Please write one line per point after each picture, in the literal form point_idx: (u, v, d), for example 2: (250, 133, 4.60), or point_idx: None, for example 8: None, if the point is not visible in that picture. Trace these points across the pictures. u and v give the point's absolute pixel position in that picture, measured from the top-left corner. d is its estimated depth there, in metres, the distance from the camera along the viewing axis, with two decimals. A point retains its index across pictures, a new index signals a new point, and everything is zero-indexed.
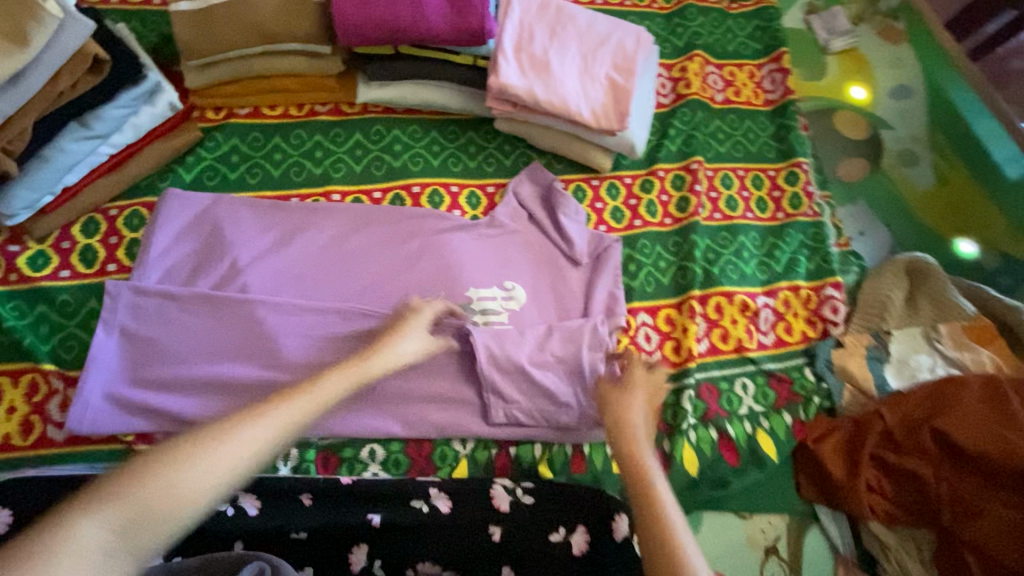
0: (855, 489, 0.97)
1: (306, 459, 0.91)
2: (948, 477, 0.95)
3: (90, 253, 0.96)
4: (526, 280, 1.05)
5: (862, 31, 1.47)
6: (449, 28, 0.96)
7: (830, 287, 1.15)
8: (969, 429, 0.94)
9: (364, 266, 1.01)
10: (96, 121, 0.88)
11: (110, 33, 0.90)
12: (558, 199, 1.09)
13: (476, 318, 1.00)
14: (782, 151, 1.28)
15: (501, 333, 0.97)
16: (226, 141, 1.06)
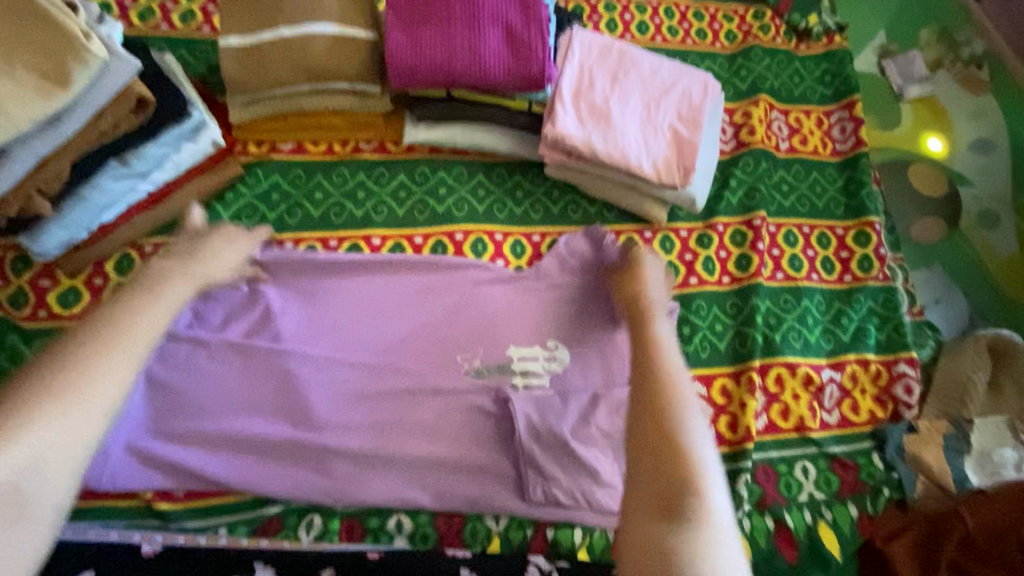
0: None
1: (329, 529, 0.85)
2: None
3: None
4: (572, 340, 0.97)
5: (941, 77, 1.36)
6: (507, 75, 0.90)
7: (903, 364, 1.05)
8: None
9: (399, 321, 0.95)
10: (136, 160, 0.84)
11: (157, 66, 0.87)
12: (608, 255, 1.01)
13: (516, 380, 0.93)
14: (851, 208, 1.18)
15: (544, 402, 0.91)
16: (267, 178, 1.02)
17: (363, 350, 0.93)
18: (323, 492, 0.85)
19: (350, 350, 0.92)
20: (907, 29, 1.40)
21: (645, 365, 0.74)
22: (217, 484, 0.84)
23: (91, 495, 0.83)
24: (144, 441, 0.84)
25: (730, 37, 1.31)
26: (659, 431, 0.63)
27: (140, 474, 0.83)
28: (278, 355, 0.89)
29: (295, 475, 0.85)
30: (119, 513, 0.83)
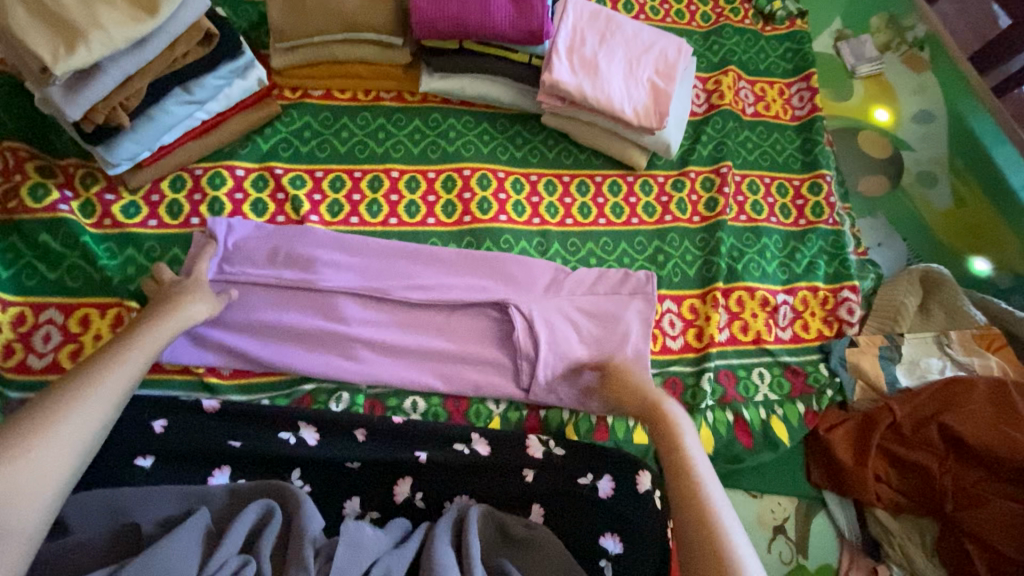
0: (863, 476, 1.03)
1: (355, 403, 0.99)
2: (952, 470, 1.01)
3: (176, 206, 1.06)
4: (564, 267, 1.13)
5: (888, 59, 1.55)
6: (511, 27, 1.07)
7: (847, 290, 1.22)
8: (976, 427, 1.01)
9: (409, 260, 1.08)
10: (197, 88, 1.00)
11: (215, 13, 1.03)
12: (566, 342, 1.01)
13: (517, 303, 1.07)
14: (807, 163, 1.36)
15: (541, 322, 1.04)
16: (301, 118, 1.17)
17: (384, 263, 1.07)
18: (350, 373, 1.00)
19: (372, 261, 1.07)
20: (860, 17, 1.59)
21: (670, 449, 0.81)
22: (260, 365, 0.99)
23: (151, 369, 0.97)
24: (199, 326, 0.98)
25: (705, 18, 1.49)
26: (688, 509, 0.73)
27: (195, 352, 0.97)
28: (310, 262, 1.04)
29: (326, 360, 1.00)
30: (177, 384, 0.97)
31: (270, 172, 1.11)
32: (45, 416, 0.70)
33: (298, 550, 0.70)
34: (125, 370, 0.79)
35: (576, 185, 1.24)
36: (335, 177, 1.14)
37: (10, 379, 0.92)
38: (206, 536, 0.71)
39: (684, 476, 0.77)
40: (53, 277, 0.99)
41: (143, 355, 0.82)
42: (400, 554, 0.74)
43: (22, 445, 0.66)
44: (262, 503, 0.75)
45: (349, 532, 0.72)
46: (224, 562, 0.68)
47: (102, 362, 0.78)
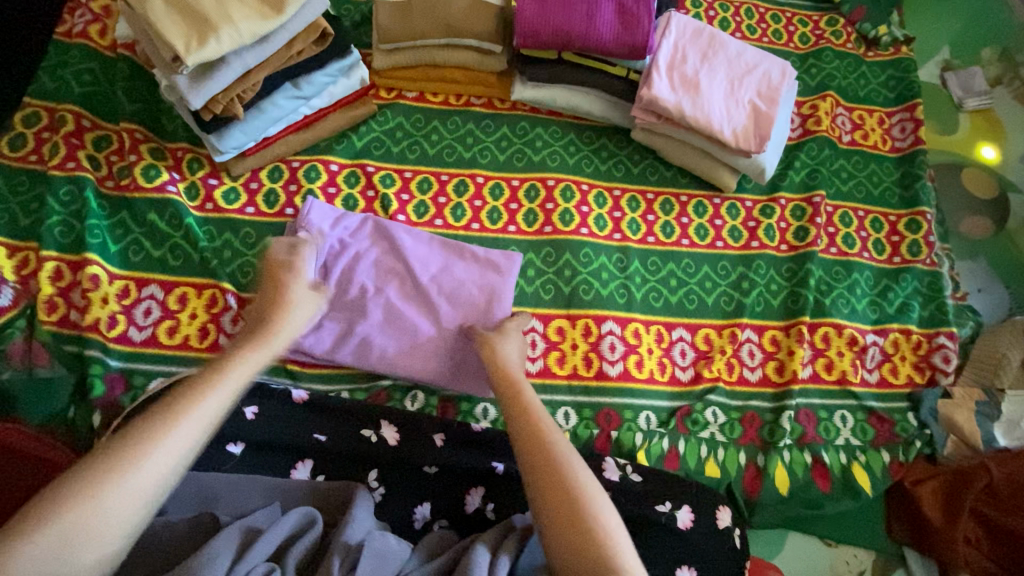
0: (952, 537, 0.97)
1: (430, 404, 1.00)
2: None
3: (273, 196, 1.10)
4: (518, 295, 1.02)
5: (999, 93, 1.46)
6: (615, 41, 1.06)
7: (943, 337, 1.15)
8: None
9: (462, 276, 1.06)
10: (306, 85, 1.03)
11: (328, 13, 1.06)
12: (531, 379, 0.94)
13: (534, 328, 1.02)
14: (905, 198, 1.29)
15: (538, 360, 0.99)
16: (394, 118, 1.19)
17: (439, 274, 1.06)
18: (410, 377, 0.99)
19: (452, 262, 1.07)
20: (971, 47, 1.50)
21: (522, 433, 0.75)
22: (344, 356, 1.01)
23: None
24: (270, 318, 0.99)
25: (804, 40, 1.44)
26: (560, 496, 0.68)
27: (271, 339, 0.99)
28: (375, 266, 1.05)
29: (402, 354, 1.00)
30: (263, 369, 1.00)
31: (363, 169, 1.14)
32: (156, 427, 0.65)
33: (327, 559, 0.69)
34: (216, 401, 0.71)
35: (660, 203, 1.22)
36: (424, 179, 1.16)
37: (113, 348, 0.97)
38: (242, 535, 0.70)
39: (545, 465, 0.71)
40: (157, 255, 1.03)
41: (234, 381, 0.74)
42: (429, 567, 0.72)
43: (142, 444, 0.64)
44: (300, 510, 0.74)
45: (373, 544, 0.71)
46: (253, 567, 0.67)
47: (194, 390, 0.70)
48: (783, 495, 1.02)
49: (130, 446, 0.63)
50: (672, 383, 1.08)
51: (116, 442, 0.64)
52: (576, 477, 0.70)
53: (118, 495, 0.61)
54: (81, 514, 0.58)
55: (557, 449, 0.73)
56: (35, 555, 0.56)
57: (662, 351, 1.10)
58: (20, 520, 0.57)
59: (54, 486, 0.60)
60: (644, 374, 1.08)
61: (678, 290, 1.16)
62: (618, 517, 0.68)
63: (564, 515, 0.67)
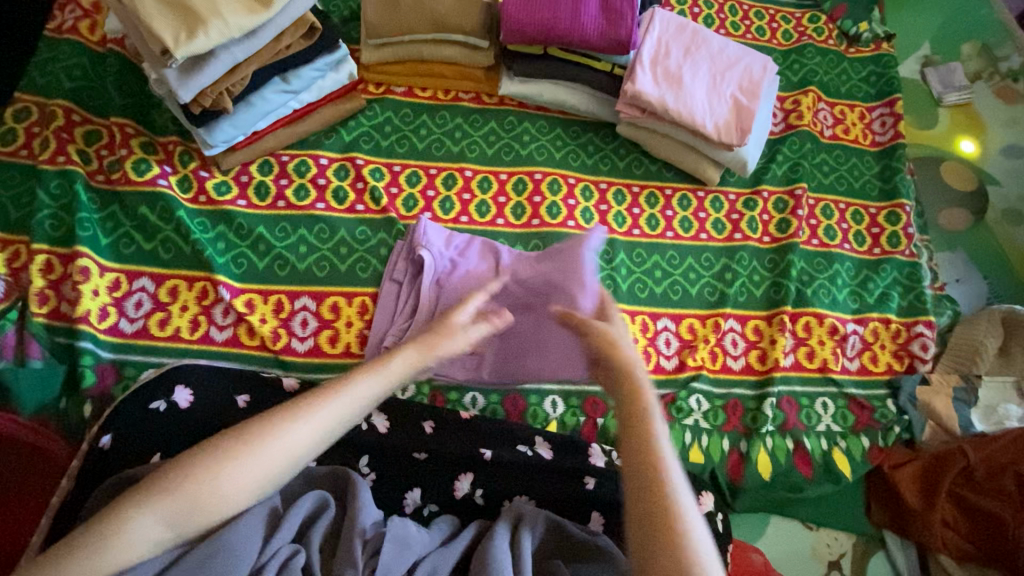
0: (929, 519, 1.00)
1: (420, 393, 1.02)
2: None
3: (263, 189, 1.11)
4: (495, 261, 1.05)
5: (978, 88, 1.49)
6: (598, 36, 1.08)
7: (921, 325, 1.18)
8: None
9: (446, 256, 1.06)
10: (295, 79, 1.05)
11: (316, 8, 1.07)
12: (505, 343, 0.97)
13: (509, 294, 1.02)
14: (885, 191, 1.32)
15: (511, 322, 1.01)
16: (382, 113, 1.21)
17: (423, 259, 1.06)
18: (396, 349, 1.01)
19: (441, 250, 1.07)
20: (950, 44, 1.53)
21: (636, 445, 0.66)
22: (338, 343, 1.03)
23: (229, 343, 1.01)
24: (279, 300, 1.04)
25: (787, 36, 1.47)
26: (652, 516, 0.61)
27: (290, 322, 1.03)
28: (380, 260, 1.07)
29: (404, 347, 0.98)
30: (253, 360, 1.01)
31: (352, 162, 1.15)
32: (264, 434, 0.67)
33: (349, 543, 0.71)
34: (341, 408, 0.71)
35: (645, 196, 1.24)
36: (412, 172, 1.17)
37: (104, 340, 0.98)
38: (270, 516, 0.72)
39: (644, 467, 0.64)
40: (148, 248, 1.05)
41: (365, 394, 0.73)
42: (447, 552, 0.75)
43: (249, 447, 0.67)
44: (317, 493, 0.76)
45: (394, 529, 0.73)
46: (277, 549, 0.69)
47: (318, 395, 0.71)
48: (766, 480, 1.04)
49: (257, 438, 0.67)
50: (657, 371, 1.10)
51: (246, 431, 0.67)
52: (680, 499, 0.62)
53: (234, 480, 0.66)
54: (201, 484, 0.65)
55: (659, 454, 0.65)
56: (155, 518, 0.63)
57: (647, 341, 1.12)
58: (160, 478, 0.65)
59: (189, 454, 0.67)
60: None
61: (663, 281, 1.18)
62: (717, 552, 0.60)
63: (665, 546, 0.58)
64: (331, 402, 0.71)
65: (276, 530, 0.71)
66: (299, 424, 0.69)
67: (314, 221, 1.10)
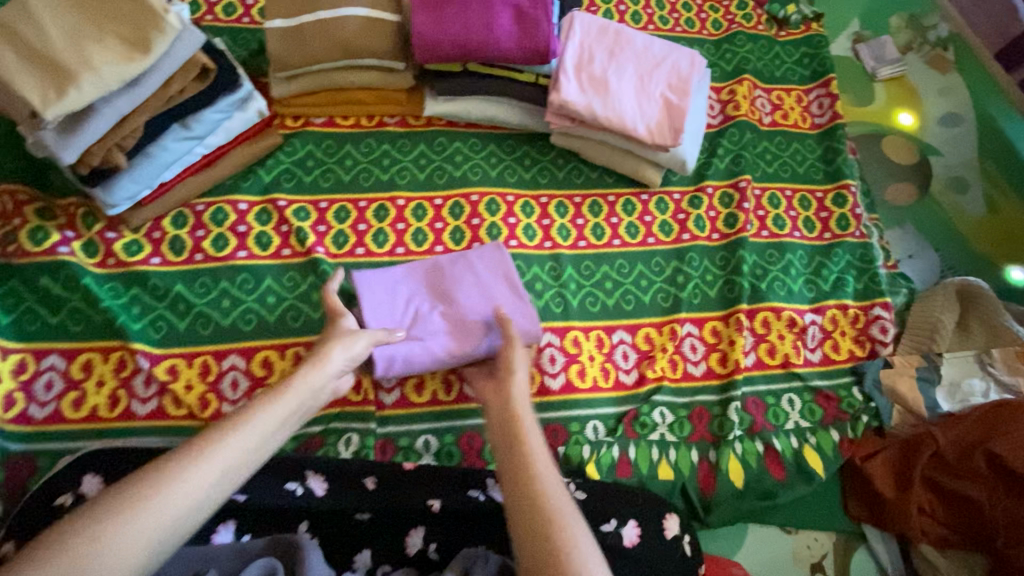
0: (907, 509, 0.97)
1: (366, 445, 0.94)
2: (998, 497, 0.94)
3: (178, 243, 1.04)
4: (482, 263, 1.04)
5: (911, 59, 1.48)
6: (516, 48, 1.02)
7: (878, 307, 1.16)
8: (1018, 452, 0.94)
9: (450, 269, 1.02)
10: (196, 124, 0.97)
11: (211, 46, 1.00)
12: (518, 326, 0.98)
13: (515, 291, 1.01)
14: (829, 173, 1.30)
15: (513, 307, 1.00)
16: (303, 147, 1.14)
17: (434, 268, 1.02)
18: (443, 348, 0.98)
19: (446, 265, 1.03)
20: (879, 17, 1.52)
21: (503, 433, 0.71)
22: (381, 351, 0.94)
23: (153, 416, 0.94)
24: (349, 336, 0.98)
25: (717, 25, 1.44)
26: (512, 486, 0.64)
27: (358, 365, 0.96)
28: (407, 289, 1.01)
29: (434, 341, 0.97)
30: (181, 431, 0.94)
31: (274, 204, 1.08)
32: (186, 460, 0.63)
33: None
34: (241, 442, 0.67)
35: (588, 206, 1.20)
36: (340, 208, 1.11)
37: (12, 430, 0.90)
38: None
39: (523, 471, 0.65)
40: (54, 322, 0.96)
41: (263, 428, 0.69)
42: None
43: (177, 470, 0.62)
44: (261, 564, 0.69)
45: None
46: None
47: (217, 433, 0.67)
48: (738, 488, 1.00)
49: (154, 480, 0.61)
50: (616, 388, 1.06)
51: (143, 475, 0.61)
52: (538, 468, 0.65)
53: (127, 531, 0.57)
54: (106, 530, 0.57)
55: (535, 465, 0.66)
56: None
57: (604, 357, 1.08)
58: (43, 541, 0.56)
59: (85, 507, 0.59)
60: (587, 384, 1.05)
61: (615, 292, 1.14)
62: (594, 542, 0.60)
63: (545, 548, 0.58)
64: (234, 438, 0.67)
65: None
66: (200, 462, 0.64)
67: (237, 271, 1.03)
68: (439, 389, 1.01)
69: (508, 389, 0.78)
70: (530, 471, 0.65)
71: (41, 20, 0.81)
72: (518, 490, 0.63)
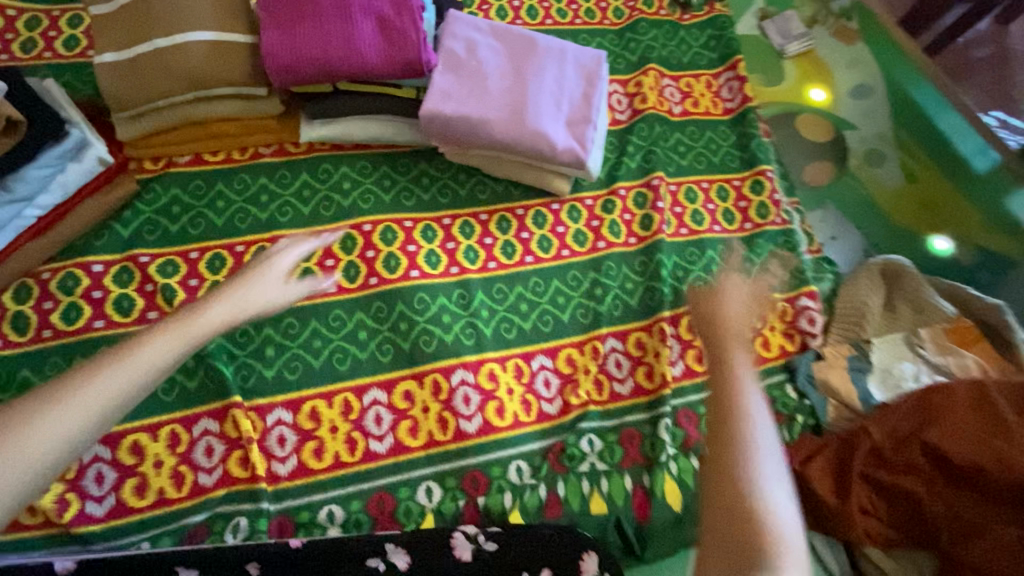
0: (849, 513, 0.92)
1: (257, 529, 0.84)
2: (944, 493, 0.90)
3: (23, 320, 0.91)
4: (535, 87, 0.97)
5: (818, 32, 1.44)
6: (384, 62, 0.92)
7: (805, 297, 1.11)
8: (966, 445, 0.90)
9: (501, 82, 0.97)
10: (17, 184, 0.86)
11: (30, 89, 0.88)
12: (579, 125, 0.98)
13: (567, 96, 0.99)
14: (745, 160, 1.25)
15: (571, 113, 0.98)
16: (166, 192, 1.01)
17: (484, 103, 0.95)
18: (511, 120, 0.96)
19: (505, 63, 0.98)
20: None
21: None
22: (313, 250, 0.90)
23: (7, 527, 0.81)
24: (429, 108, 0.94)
25: (618, 14, 1.37)
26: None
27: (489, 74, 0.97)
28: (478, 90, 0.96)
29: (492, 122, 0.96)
30: (40, 541, 0.82)
31: (135, 262, 0.96)
32: None
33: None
34: (64, 418, 0.63)
35: (496, 222, 1.11)
36: (214, 256, 0.99)
37: None
38: None
39: (722, 437, 0.63)
40: None
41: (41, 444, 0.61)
42: None
43: None
44: None
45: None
46: None
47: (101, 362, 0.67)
48: (677, 513, 0.93)
49: (7, 427, 0.61)
50: (540, 420, 0.98)
51: None
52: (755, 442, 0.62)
53: None
54: None
55: (745, 422, 0.64)
56: None
57: (524, 387, 0.99)
58: None
59: None
60: (507, 421, 0.96)
61: (531, 314, 1.05)
62: (785, 488, 0.60)
63: (717, 514, 0.59)
64: (96, 383, 0.66)
65: None
66: (90, 383, 0.65)
67: (93, 344, 0.91)
68: (341, 451, 0.91)
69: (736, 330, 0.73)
70: (735, 461, 0.61)
71: None
72: (710, 490, 0.61)
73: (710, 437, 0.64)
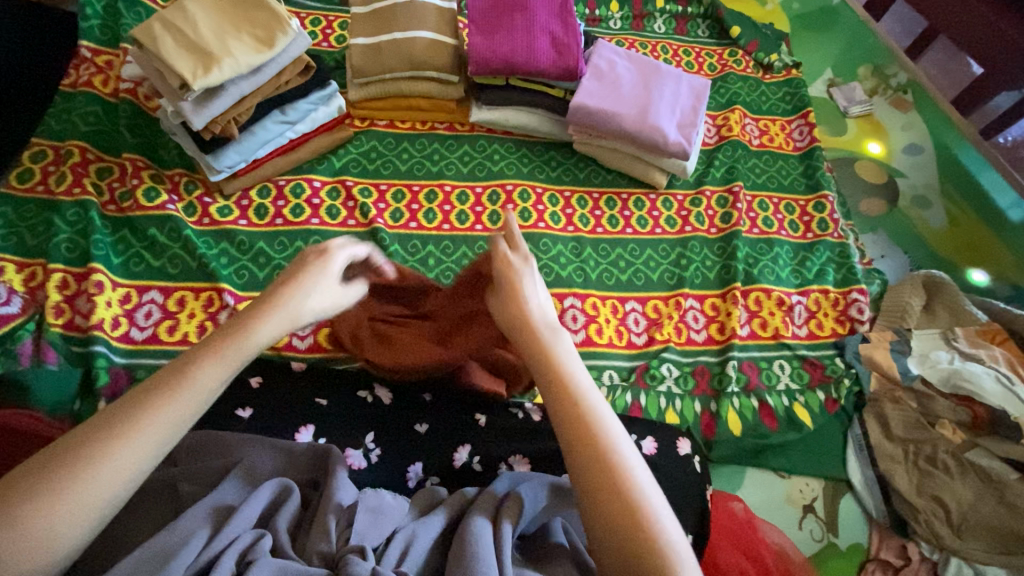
0: (915, 511, 1.08)
1: None
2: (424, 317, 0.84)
3: (263, 209, 1.23)
4: (656, 100, 1.35)
5: (876, 102, 1.73)
6: (551, 66, 1.30)
7: (855, 292, 1.33)
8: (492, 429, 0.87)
9: (632, 92, 1.36)
10: (291, 111, 1.23)
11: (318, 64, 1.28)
12: (683, 128, 1.34)
13: (676, 109, 1.35)
14: (810, 186, 1.51)
15: (678, 118, 1.35)
16: (369, 142, 1.36)
17: (617, 102, 1.33)
18: (632, 116, 1.32)
19: (635, 81, 1.38)
20: (848, 67, 1.79)
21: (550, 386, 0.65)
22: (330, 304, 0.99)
23: None
24: (577, 98, 1.32)
25: (712, 67, 1.71)
26: (608, 517, 0.56)
27: (621, 83, 1.36)
28: (612, 92, 1.34)
29: (617, 114, 1.32)
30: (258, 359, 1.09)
31: (343, 184, 1.28)
32: (130, 410, 0.58)
33: (321, 519, 0.67)
34: (139, 452, 0.56)
35: (605, 201, 1.39)
36: (397, 190, 1.30)
37: (117, 346, 1.05)
38: (215, 515, 0.65)
39: (591, 449, 0.60)
40: (157, 265, 1.14)
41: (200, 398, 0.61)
42: (429, 524, 0.70)
43: (129, 423, 0.57)
44: (276, 479, 0.70)
45: (367, 499, 0.72)
46: (238, 535, 0.62)
47: (117, 429, 0.56)
48: (736, 436, 1.15)
49: (155, 390, 0.59)
50: (629, 347, 1.22)
51: (123, 408, 0.58)
52: (612, 443, 0.61)
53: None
54: (75, 476, 0.53)
55: (594, 419, 0.62)
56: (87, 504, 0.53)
57: (618, 321, 1.24)
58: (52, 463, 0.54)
59: (105, 422, 0.57)
60: (604, 340, 1.21)
61: (627, 270, 1.31)
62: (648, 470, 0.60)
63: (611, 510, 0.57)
64: (135, 436, 0.56)
65: (225, 524, 0.63)
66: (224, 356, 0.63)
67: (309, 234, 1.21)
68: None
69: (588, 426, 0.61)
70: (603, 457, 0.59)
71: (193, 18, 1.12)
72: (604, 513, 0.57)
73: (577, 459, 0.60)
